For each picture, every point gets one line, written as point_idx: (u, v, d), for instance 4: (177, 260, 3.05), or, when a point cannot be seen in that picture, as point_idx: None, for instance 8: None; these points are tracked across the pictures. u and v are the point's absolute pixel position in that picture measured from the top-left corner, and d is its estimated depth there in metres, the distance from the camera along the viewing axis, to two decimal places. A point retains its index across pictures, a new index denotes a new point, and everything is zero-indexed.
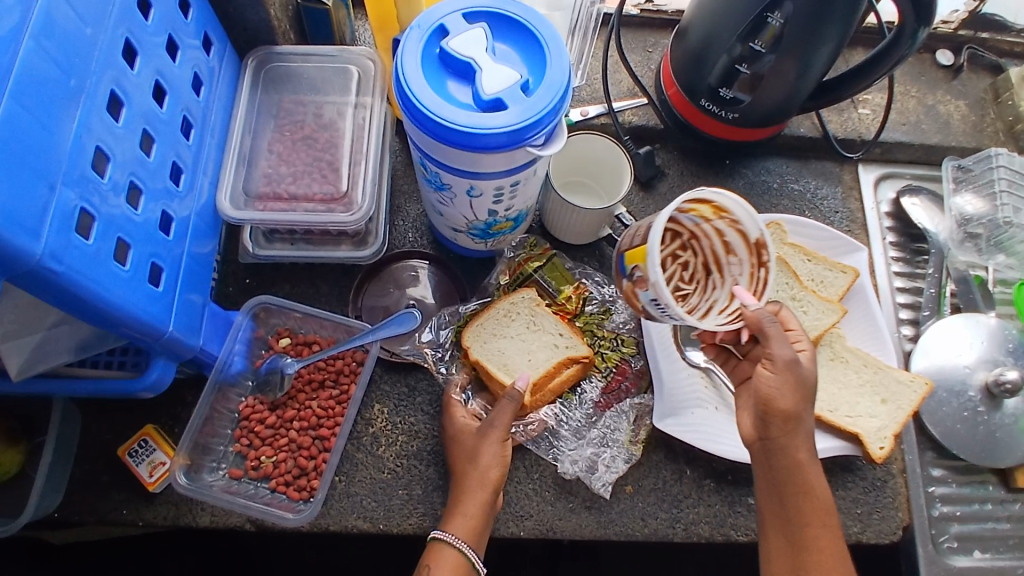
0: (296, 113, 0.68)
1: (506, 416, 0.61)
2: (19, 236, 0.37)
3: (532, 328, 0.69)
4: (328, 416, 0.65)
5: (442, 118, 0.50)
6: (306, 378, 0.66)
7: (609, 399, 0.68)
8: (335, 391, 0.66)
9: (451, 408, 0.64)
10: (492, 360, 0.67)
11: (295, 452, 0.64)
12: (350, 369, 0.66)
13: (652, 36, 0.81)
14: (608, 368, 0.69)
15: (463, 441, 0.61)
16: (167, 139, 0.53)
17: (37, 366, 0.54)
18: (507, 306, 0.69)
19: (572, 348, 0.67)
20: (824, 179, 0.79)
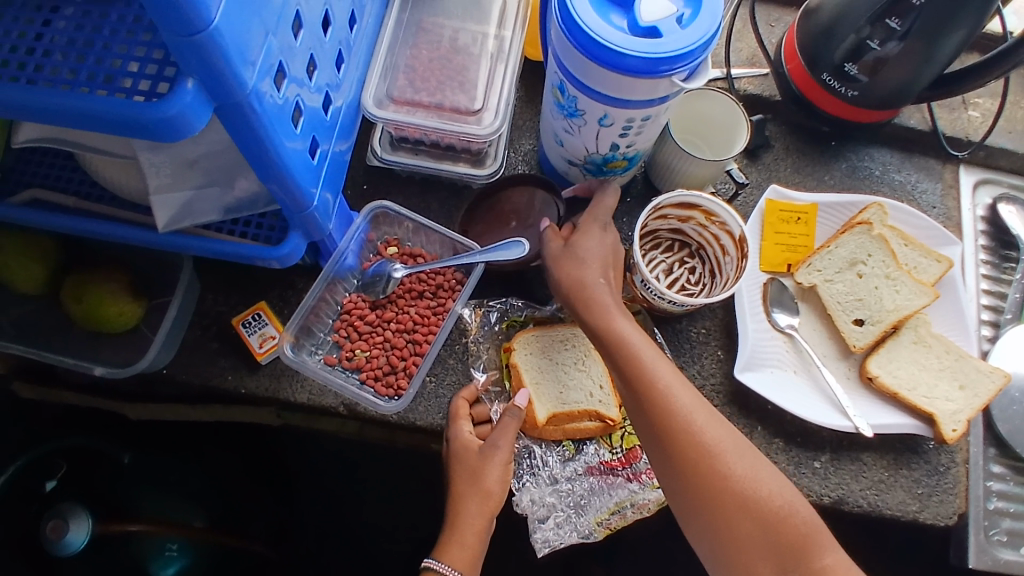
0: (436, 32, 0.71)
1: (508, 435, 0.62)
2: (238, 69, 0.40)
3: (579, 366, 0.69)
4: (422, 322, 0.68)
5: (600, 37, 0.53)
6: (407, 286, 0.69)
7: (606, 472, 0.65)
8: (433, 302, 0.69)
9: (455, 415, 0.63)
10: (524, 372, 0.67)
11: (388, 351, 0.67)
12: (449, 285, 0.69)
13: (776, 11, 0.83)
14: (621, 448, 0.67)
15: (464, 457, 0.61)
16: (338, 26, 0.57)
17: (184, 220, 0.58)
18: (568, 332, 0.69)
19: (604, 404, 0.66)
20: (924, 174, 0.81)
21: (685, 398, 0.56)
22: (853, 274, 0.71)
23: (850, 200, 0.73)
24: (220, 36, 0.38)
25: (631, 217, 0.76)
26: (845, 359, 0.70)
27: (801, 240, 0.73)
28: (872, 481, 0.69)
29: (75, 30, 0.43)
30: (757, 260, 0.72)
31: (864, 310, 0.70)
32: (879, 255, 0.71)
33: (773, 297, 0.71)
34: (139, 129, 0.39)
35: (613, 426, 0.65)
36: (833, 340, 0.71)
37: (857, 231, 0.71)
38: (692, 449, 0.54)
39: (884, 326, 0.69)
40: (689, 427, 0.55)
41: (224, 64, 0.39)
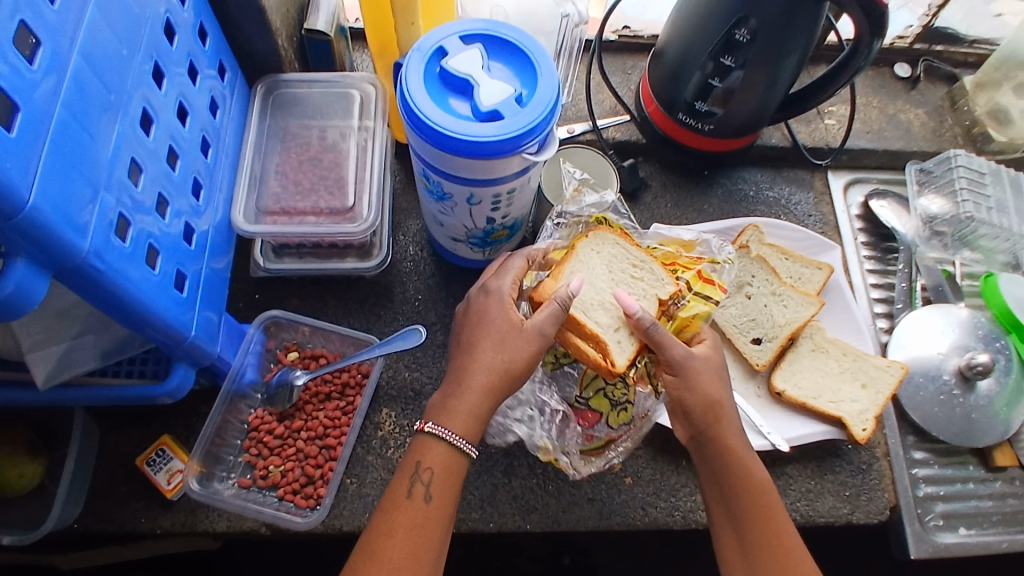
0: (302, 135, 0.72)
1: (552, 322, 0.58)
2: (69, 236, 0.41)
3: (631, 280, 0.66)
4: (334, 425, 0.68)
5: (442, 127, 0.55)
6: (314, 390, 0.69)
7: (573, 416, 0.66)
8: (342, 402, 0.69)
9: (504, 286, 0.61)
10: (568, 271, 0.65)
11: (302, 462, 0.66)
12: (355, 381, 0.70)
13: (630, 59, 0.87)
14: (594, 404, 0.66)
15: (493, 313, 0.59)
16: (188, 156, 0.58)
17: (65, 372, 0.57)
18: (648, 267, 0.66)
19: (618, 346, 0.62)
20: (796, 186, 0.85)
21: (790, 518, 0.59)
22: (742, 296, 0.74)
23: (728, 225, 0.76)
24: (40, 212, 0.38)
25: None
26: (752, 378, 0.72)
27: None
28: (800, 492, 0.70)
29: None
30: None
31: (759, 329, 0.72)
32: (762, 275, 0.74)
33: None
34: None
35: (609, 369, 0.61)
36: (738, 363, 0.73)
37: (738, 255, 0.74)
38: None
39: (780, 341, 0.72)
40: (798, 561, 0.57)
41: (51, 236, 0.39)
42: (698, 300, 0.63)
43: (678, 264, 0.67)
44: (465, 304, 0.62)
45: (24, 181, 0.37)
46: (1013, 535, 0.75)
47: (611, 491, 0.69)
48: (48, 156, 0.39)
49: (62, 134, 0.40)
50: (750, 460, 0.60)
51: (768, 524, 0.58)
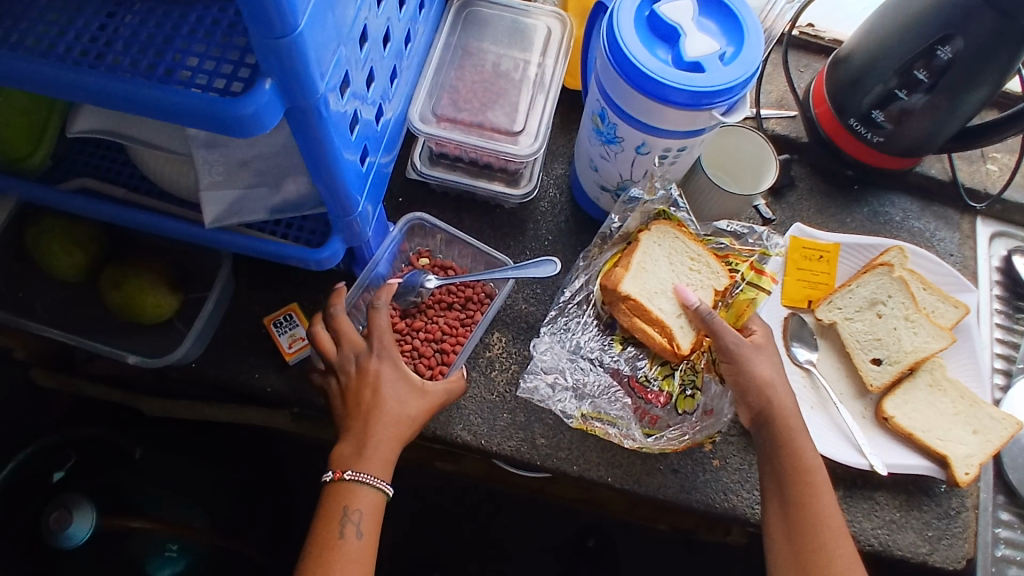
0: (481, 55, 0.74)
1: (444, 390, 0.63)
2: (312, 74, 0.43)
3: (692, 271, 0.69)
4: (454, 331, 0.69)
5: (643, 67, 0.56)
6: (438, 299, 0.71)
7: (629, 389, 0.66)
8: (462, 314, 0.70)
9: (391, 347, 0.63)
10: (636, 262, 0.68)
11: (415, 360, 0.68)
12: (478, 298, 0.71)
13: (806, 58, 0.86)
14: (659, 385, 0.66)
15: (389, 407, 0.60)
16: (395, 42, 0.59)
17: (229, 217, 0.59)
18: (707, 259, 0.69)
19: (681, 330, 0.66)
20: (943, 223, 0.83)
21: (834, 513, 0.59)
22: (873, 314, 0.73)
23: (871, 243, 0.75)
24: (301, 43, 0.40)
25: None
26: (861, 398, 0.72)
27: (822, 277, 0.75)
28: (884, 520, 0.69)
29: (137, 34, 0.46)
30: (779, 295, 0.74)
31: (882, 350, 0.72)
32: (899, 297, 0.73)
33: (793, 332, 0.73)
34: (215, 124, 0.41)
35: (674, 353, 0.65)
36: (851, 379, 0.72)
37: (878, 272, 0.73)
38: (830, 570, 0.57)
39: (901, 367, 0.71)
40: (836, 563, 0.57)
41: (301, 68, 0.41)
42: (753, 287, 0.68)
43: (732, 255, 0.71)
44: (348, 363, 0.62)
45: (299, 7, 0.39)
46: None
47: (696, 468, 0.69)
48: None
49: None
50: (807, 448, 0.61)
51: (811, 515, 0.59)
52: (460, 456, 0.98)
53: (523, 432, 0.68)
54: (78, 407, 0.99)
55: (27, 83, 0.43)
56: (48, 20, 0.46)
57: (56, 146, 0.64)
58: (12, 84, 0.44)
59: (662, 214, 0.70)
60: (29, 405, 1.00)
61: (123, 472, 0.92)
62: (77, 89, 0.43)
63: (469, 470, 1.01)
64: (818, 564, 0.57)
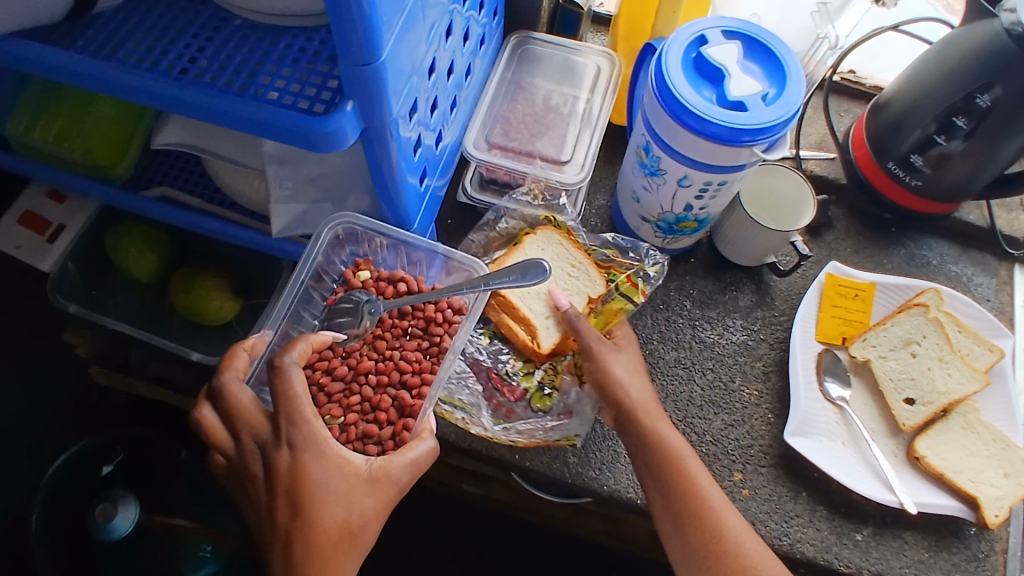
0: (533, 90, 0.78)
1: (394, 469, 0.58)
2: (389, 96, 0.47)
3: (564, 280, 0.75)
4: (414, 366, 0.68)
5: (689, 105, 0.59)
6: (388, 324, 0.70)
7: (490, 380, 0.71)
8: (423, 343, 0.69)
9: (305, 423, 0.56)
10: (512, 263, 0.74)
11: (367, 410, 0.66)
12: (442, 318, 0.70)
13: (846, 103, 0.88)
14: (519, 380, 0.71)
15: (320, 520, 0.54)
16: (457, 74, 0.64)
17: (295, 229, 0.65)
18: (586, 266, 0.75)
19: (546, 330, 0.71)
20: (980, 269, 0.84)
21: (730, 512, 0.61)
22: (907, 353, 0.74)
23: (907, 283, 0.77)
24: (383, 68, 0.44)
25: (693, 277, 0.80)
26: (893, 436, 0.72)
27: (858, 315, 0.76)
28: (913, 561, 0.69)
29: (233, 58, 0.51)
30: (813, 330, 0.76)
31: (915, 390, 0.73)
32: (934, 338, 0.74)
33: (827, 367, 0.74)
34: (300, 138, 0.46)
35: (537, 353, 0.70)
36: (884, 417, 0.73)
37: (914, 311, 0.75)
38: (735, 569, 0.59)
39: (934, 409, 0.71)
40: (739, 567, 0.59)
41: (379, 93, 0.46)
42: (624, 298, 0.74)
43: (613, 267, 0.76)
44: (262, 458, 0.56)
45: (384, 39, 0.43)
46: None
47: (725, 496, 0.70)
48: (400, 25, 0.45)
49: (411, 13, 0.47)
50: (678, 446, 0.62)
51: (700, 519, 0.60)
52: (487, 479, 1.00)
53: (556, 450, 0.70)
54: (127, 407, 1.03)
55: (134, 96, 0.48)
56: (152, 42, 0.51)
57: (138, 158, 0.69)
58: (120, 97, 0.49)
59: (548, 220, 0.76)
60: (82, 405, 1.05)
61: (166, 474, 0.96)
62: (178, 103, 0.48)
63: (495, 494, 1.03)
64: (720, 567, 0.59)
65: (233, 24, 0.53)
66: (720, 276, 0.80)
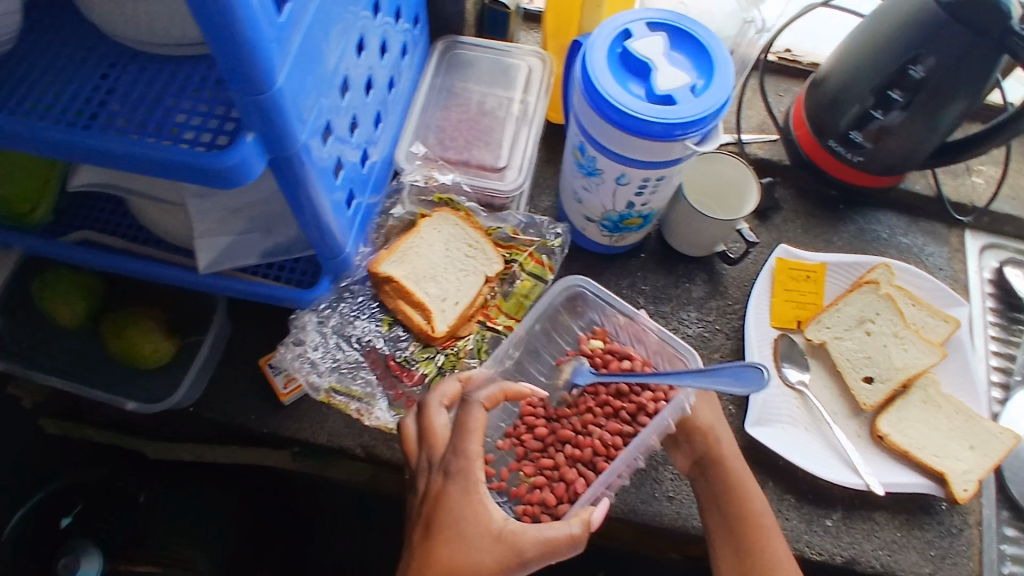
0: (466, 95, 0.75)
1: (535, 535, 0.50)
2: (293, 122, 0.44)
3: (461, 270, 0.65)
4: (610, 452, 0.58)
5: (617, 102, 0.57)
6: (602, 399, 0.61)
7: (386, 369, 0.61)
8: (627, 426, 0.59)
9: (473, 460, 0.51)
10: (407, 244, 0.65)
11: (552, 483, 0.58)
12: (655, 404, 0.60)
13: (785, 82, 0.87)
14: (419, 366, 0.62)
15: (438, 560, 0.48)
16: (378, 88, 0.61)
17: (223, 263, 0.61)
18: (483, 245, 0.65)
19: (443, 313, 0.63)
20: (931, 238, 0.83)
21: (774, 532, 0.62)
22: (862, 331, 0.74)
23: (857, 261, 0.76)
24: (281, 96, 0.42)
25: (644, 272, 0.79)
26: (856, 416, 0.72)
27: (811, 297, 0.76)
28: (885, 541, 0.69)
29: (131, 95, 0.48)
30: (767, 316, 0.75)
31: (873, 368, 0.72)
32: (887, 314, 0.73)
33: (784, 353, 0.73)
34: (200, 176, 0.43)
35: (432, 337, 0.61)
36: (844, 398, 0.73)
37: (865, 289, 0.74)
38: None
39: (894, 385, 0.71)
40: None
41: (281, 121, 0.43)
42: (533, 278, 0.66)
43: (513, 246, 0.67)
44: (426, 476, 0.52)
45: (278, 66, 0.41)
46: None
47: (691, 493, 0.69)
48: (297, 48, 0.43)
49: (309, 34, 0.44)
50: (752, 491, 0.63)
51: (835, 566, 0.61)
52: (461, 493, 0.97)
53: None
54: (83, 453, 0.99)
55: (28, 143, 0.45)
56: (41, 85, 0.48)
57: (57, 201, 0.66)
58: (14, 147, 0.46)
59: (444, 200, 0.67)
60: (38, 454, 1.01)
61: None
62: (72, 148, 0.45)
63: None
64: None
65: (130, 59, 0.50)
66: (671, 269, 0.79)
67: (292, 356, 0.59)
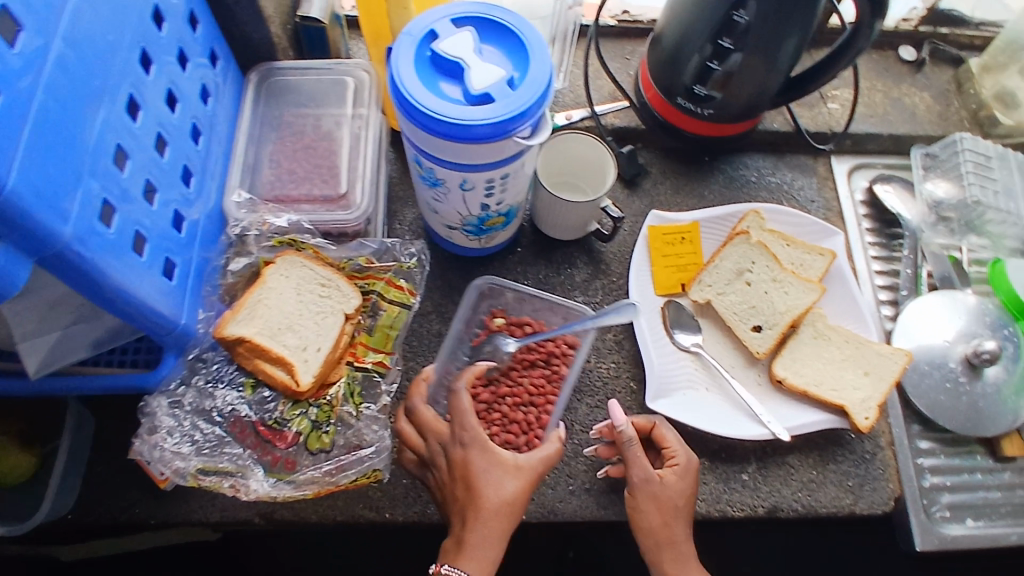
0: (297, 123, 0.70)
1: (546, 461, 0.60)
2: (47, 214, 0.40)
3: (317, 313, 0.61)
4: (541, 390, 0.68)
5: (432, 112, 0.53)
6: (522, 358, 0.69)
7: (254, 436, 0.58)
8: (548, 370, 0.69)
9: (479, 435, 0.59)
10: (253, 298, 0.61)
11: (506, 426, 0.66)
12: (561, 350, 0.70)
13: (630, 44, 0.86)
14: (292, 425, 0.58)
15: (482, 495, 0.56)
16: (179, 144, 0.57)
17: (54, 363, 0.55)
18: (336, 282, 0.62)
19: (305, 364, 0.59)
20: (798, 172, 0.84)
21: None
22: (742, 283, 0.74)
23: (727, 213, 0.76)
24: (18, 194, 0.38)
25: (524, 265, 0.77)
26: (753, 366, 0.72)
27: (689, 258, 0.75)
28: (802, 482, 0.69)
29: None
30: (651, 286, 0.74)
31: (759, 316, 0.72)
32: (763, 262, 0.73)
33: (673, 319, 0.73)
34: None
35: (298, 391, 0.58)
36: (738, 350, 0.73)
37: (738, 241, 0.74)
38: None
39: (781, 329, 0.71)
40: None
41: (33, 222, 0.39)
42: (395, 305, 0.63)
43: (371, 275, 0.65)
44: (442, 452, 0.60)
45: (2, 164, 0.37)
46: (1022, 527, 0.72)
47: (609, 481, 0.68)
48: (31, 136, 0.39)
49: (43, 117, 0.40)
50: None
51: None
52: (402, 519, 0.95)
53: None
54: None
55: None
56: None
57: None
58: None
59: (288, 242, 0.63)
60: None
61: None
62: None
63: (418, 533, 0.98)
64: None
65: None
66: (550, 257, 0.77)
67: (158, 447, 0.55)
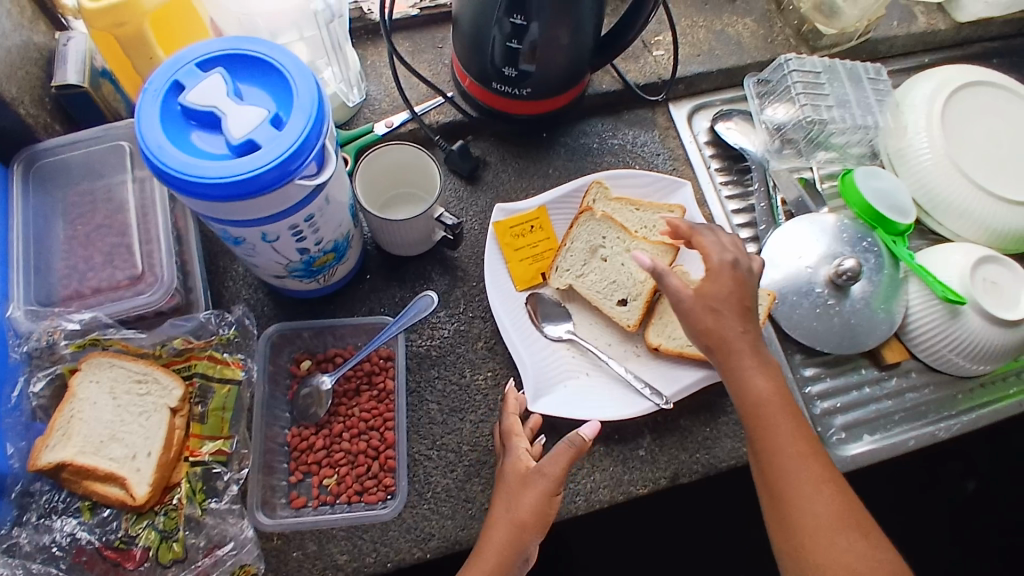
0: (83, 204, 0.64)
1: (559, 462, 0.57)
2: None
3: (140, 415, 0.57)
4: (377, 413, 0.65)
5: (192, 175, 0.47)
6: (344, 389, 0.65)
7: (102, 562, 0.53)
8: (375, 391, 0.66)
9: (514, 439, 0.61)
10: (66, 416, 0.57)
11: (354, 463, 0.63)
12: (380, 365, 0.67)
13: (439, 32, 0.82)
14: (139, 540, 0.54)
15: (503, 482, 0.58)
16: None
17: None
18: (153, 375, 0.58)
19: (139, 473, 0.55)
20: (639, 128, 0.82)
21: (797, 438, 0.55)
22: (598, 260, 0.72)
23: (571, 190, 0.73)
24: None
25: (377, 293, 0.71)
26: (628, 340, 0.70)
27: (542, 246, 0.72)
28: (698, 442, 0.68)
29: None
30: (511, 283, 0.71)
31: (623, 290, 0.70)
32: (613, 234, 0.71)
33: (541, 311, 0.70)
34: None
35: (135, 504, 0.54)
36: (609, 327, 0.71)
37: (584, 219, 0.71)
38: (794, 519, 0.53)
39: (645, 297, 0.69)
40: (795, 486, 0.53)
41: None
42: (221, 383, 0.60)
43: (192, 355, 0.61)
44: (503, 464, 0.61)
45: None
46: (919, 430, 0.73)
47: None
48: None
49: None
50: (751, 375, 0.56)
51: (829, 462, 0.55)
52: None
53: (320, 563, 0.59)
54: None
55: None
56: None
57: None
58: None
59: (92, 343, 0.59)
60: None
61: None
62: None
63: None
64: (782, 509, 0.54)
65: None
66: (403, 277, 0.72)
67: None
